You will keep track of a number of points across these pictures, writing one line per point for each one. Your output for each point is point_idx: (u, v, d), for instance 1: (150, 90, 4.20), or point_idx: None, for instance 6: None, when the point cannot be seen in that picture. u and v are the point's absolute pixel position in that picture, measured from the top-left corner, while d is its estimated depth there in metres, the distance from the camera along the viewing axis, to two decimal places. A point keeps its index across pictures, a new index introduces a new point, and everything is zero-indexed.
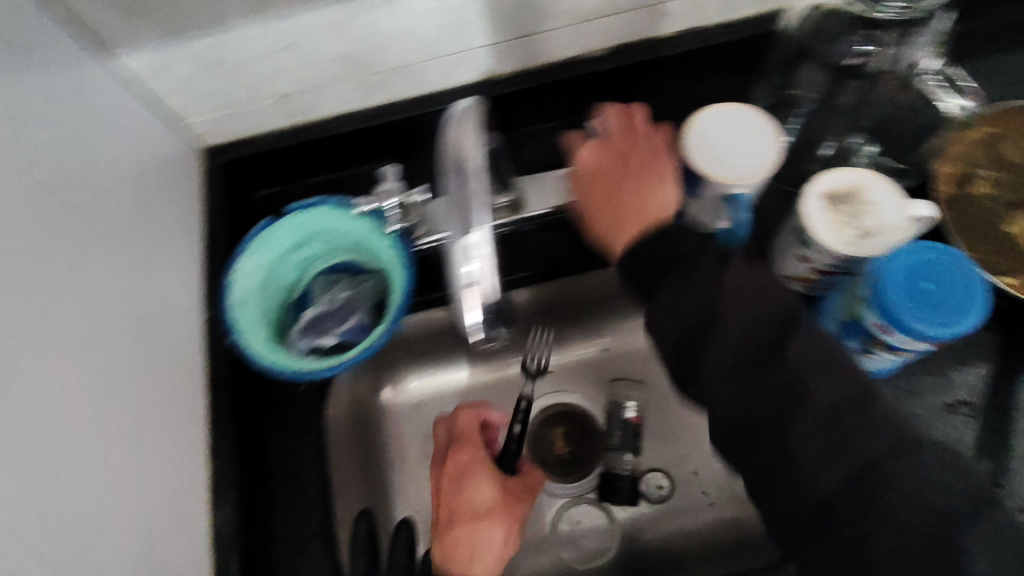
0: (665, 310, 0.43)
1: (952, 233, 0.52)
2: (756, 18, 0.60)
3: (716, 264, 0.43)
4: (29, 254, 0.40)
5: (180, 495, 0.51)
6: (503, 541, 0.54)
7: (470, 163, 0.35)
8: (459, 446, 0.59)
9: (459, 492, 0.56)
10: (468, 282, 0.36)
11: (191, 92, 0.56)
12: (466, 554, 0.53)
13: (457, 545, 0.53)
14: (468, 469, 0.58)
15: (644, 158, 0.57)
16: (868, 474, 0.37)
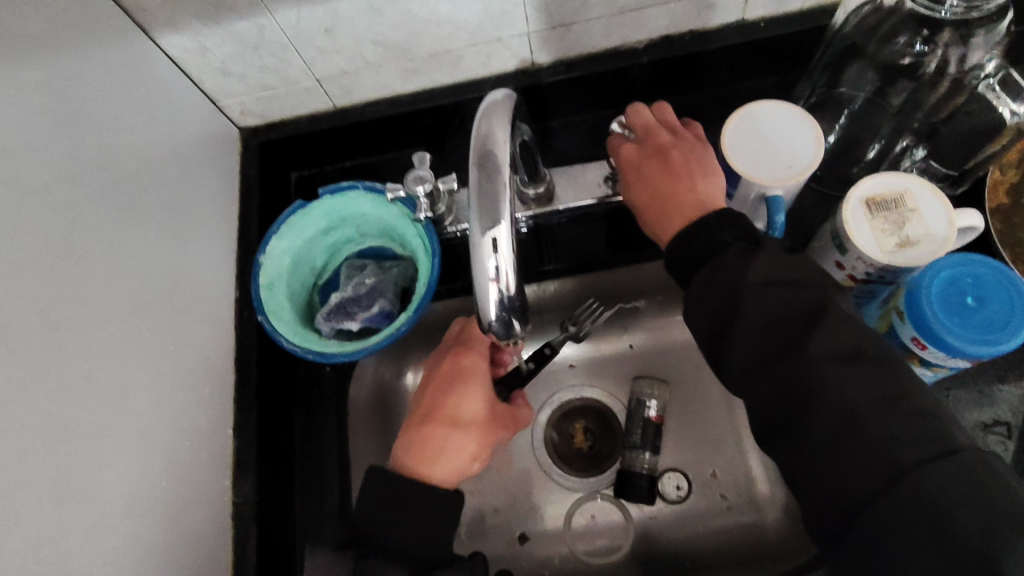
0: (694, 297, 0.43)
1: (998, 244, 0.49)
2: (801, 14, 0.58)
3: (741, 250, 0.41)
4: (62, 224, 0.42)
5: (204, 466, 0.52)
6: (472, 454, 0.52)
7: (494, 150, 0.33)
8: (464, 348, 0.56)
9: (447, 393, 0.53)
10: (491, 276, 0.32)
11: (232, 72, 0.57)
12: (432, 453, 0.51)
13: (428, 441, 0.51)
14: (464, 374, 0.55)
15: (688, 150, 0.51)
16: (887, 473, 0.33)
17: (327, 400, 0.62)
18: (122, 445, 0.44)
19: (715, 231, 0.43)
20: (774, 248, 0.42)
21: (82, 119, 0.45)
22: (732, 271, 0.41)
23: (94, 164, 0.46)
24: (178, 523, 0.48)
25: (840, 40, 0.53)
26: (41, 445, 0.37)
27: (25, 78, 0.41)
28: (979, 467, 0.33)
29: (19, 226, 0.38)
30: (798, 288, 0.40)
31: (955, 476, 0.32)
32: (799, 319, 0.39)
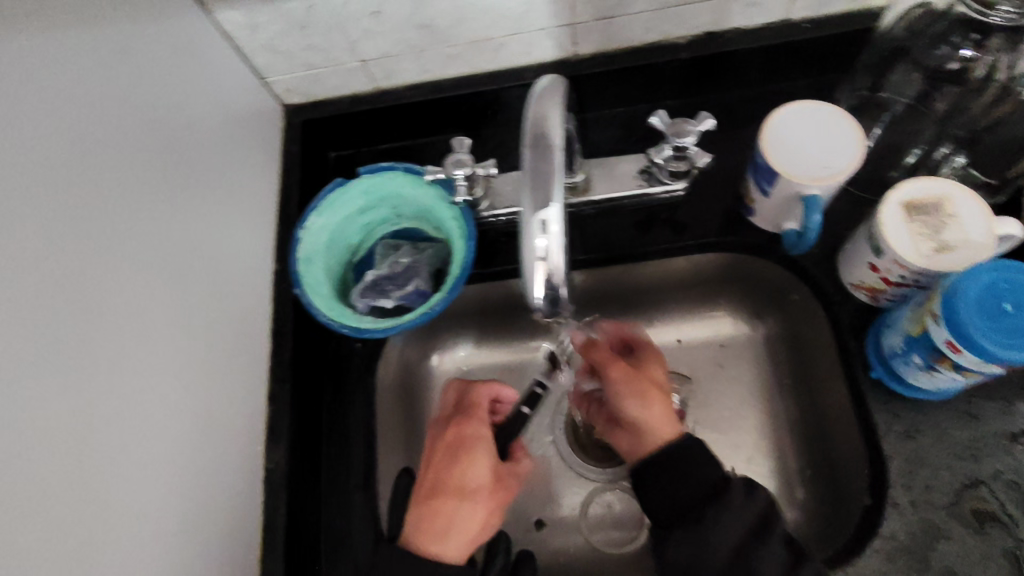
0: None
1: None
2: (846, 17, 0.58)
3: None
4: (113, 188, 0.43)
5: (235, 430, 0.53)
6: (482, 523, 0.51)
7: (548, 134, 0.34)
8: (464, 417, 0.56)
9: (452, 462, 0.53)
10: (540, 255, 0.33)
11: (279, 49, 0.58)
12: (440, 527, 0.50)
13: (438, 514, 0.50)
14: (468, 441, 0.55)
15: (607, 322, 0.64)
16: None
17: (356, 376, 0.62)
18: (161, 403, 0.45)
19: None
20: None
21: (137, 87, 0.47)
22: None
23: (146, 131, 0.47)
24: (212, 483, 0.49)
25: (887, 43, 0.55)
26: (87, 398, 0.39)
27: (85, 46, 0.42)
28: None
29: (73, 186, 0.40)
30: None
31: None
32: None
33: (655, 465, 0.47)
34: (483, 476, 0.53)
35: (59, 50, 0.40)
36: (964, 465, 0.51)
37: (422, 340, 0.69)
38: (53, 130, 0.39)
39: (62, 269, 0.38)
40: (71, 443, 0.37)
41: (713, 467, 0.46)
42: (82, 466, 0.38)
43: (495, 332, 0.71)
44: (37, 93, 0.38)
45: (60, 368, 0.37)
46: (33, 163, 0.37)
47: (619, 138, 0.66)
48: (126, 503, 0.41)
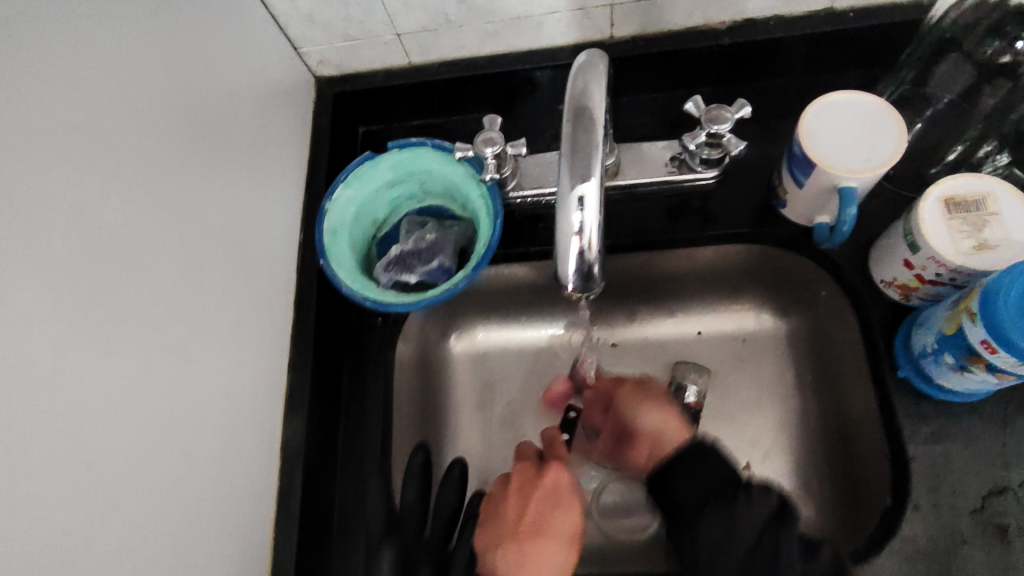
0: None
1: None
2: (894, 7, 0.56)
3: None
4: (146, 147, 0.43)
5: (259, 397, 0.54)
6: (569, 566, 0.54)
7: (589, 108, 0.34)
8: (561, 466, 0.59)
9: (551, 509, 0.57)
10: (575, 230, 0.33)
11: (315, 19, 0.58)
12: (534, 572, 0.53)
13: (535, 556, 0.54)
14: (561, 490, 0.58)
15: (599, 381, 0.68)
16: None
17: (375, 349, 0.62)
18: (184, 364, 0.46)
19: None
20: None
21: (175, 50, 0.47)
22: None
23: (181, 93, 0.47)
24: (231, 446, 0.50)
25: (937, 34, 0.53)
26: (110, 353, 0.39)
27: (122, 3, 0.42)
28: None
29: (106, 143, 0.40)
30: None
31: None
32: None
33: (677, 462, 0.54)
34: (576, 524, 0.57)
35: (97, 7, 0.40)
36: (990, 469, 0.50)
37: (444, 318, 0.69)
38: (90, 88, 0.39)
39: (91, 224, 0.38)
40: (93, 396, 0.38)
41: (727, 465, 0.52)
42: (103, 419, 0.38)
43: (516, 315, 0.71)
44: (75, 51, 0.38)
45: (85, 324, 0.38)
46: (69, 119, 0.37)
47: (651, 125, 0.65)
48: (144, 459, 0.41)
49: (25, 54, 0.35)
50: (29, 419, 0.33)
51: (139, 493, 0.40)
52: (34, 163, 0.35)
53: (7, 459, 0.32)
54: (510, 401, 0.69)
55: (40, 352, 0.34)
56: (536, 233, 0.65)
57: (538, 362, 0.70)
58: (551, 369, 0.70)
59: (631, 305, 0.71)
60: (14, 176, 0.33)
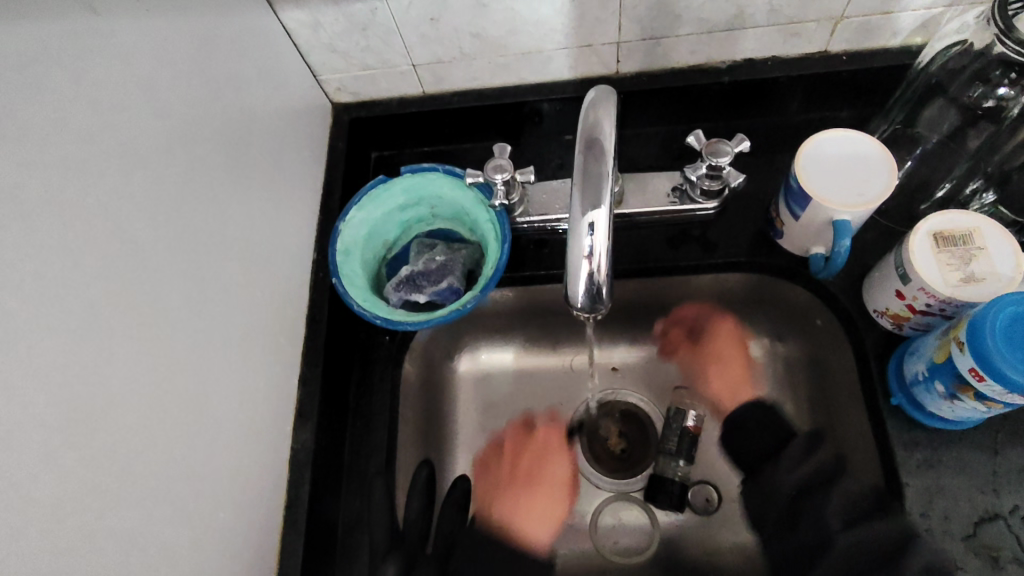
0: None
1: None
2: (886, 52, 0.59)
3: None
4: (170, 165, 0.45)
5: (270, 411, 0.55)
6: None
7: (600, 140, 0.36)
8: None
9: None
10: (586, 254, 0.35)
11: (335, 50, 0.61)
12: None
13: None
14: None
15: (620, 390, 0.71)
16: None
17: (383, 366, 0.64)
18: (198, 373, 0.47)
19: None
20: None
21: (201, 73, 0.49)
22: None
23: (205, 115, 0.49)
24: (240, 457, 0.51)
25: (924, 78, 0.55)
26: (130, 359, 0.41)
27: (158, 32, 0.45)
28: None
29: (134, 159, 0.42)
30: None
31: None
32: None
33: None
34: None
35: (132, 31, 0.42)
36: (978, 495, 0.51)
37: (450, 339, 0.71)
38: (123, 110, 0.41)
39: (116, 237, 0.40)
40: (112, 400, 0.39)
41: None
42: (120, 423, 0.39)
43: (520, 337, 0.72)
44: (113, 76, 0.40)
45: (110, 333, 0.39)
46: (103, 137, 0.39)
47: (654, 156, 0.68)
48: (156, 463, 0.42)
49: (69, 78, 0.37)
50: (54, 420, 0.35)
51: (150, 497, 0.41)
52: (69, 176, 0.37)
53: (28, 457, 0.33)
54: (513, 421, 0.70)
55: (65, 356, 0.36)
56: (541, 257, 0.67)
57: (541, 384, 0.72)
58: (553, 390, 0.71)
59: (632, 330, 0.73)
60: (49, 188, 0.35)
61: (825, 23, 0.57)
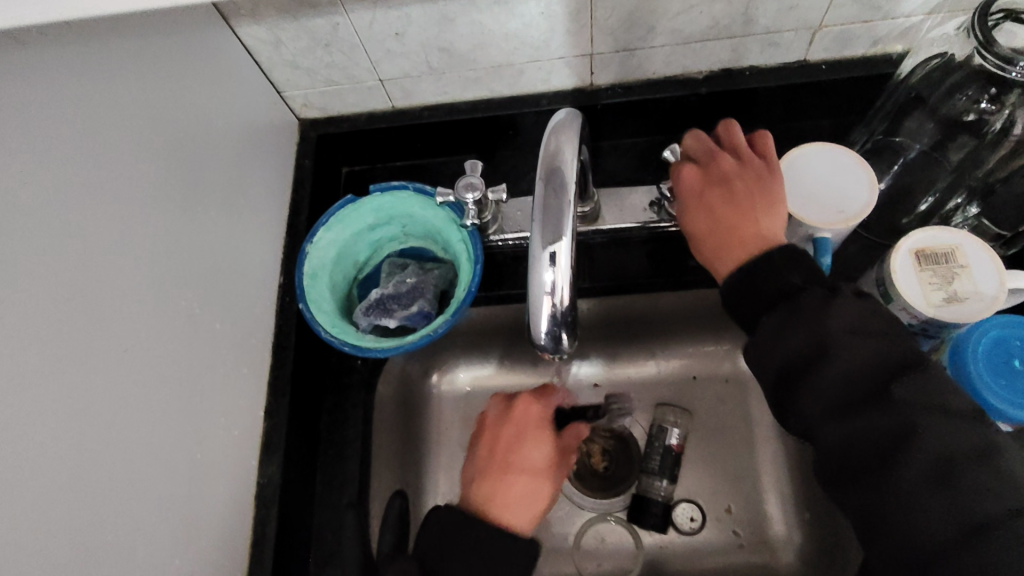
0: (766, 337, 0.41)
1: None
2: (865, 61, 0.58)
3: (821, 298, 0.40)
4: (124, 196, 0.43)
5: (235, 444, 0.53)
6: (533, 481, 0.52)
7: (561, 169, 0.34)
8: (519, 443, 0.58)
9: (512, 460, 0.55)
10: (547, 290, 0.33)
11: (299, 66, 0.58)
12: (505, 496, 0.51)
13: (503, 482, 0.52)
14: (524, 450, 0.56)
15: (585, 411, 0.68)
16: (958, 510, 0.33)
17: (355, 391, 0.62)
18: (159, 412, 0.45)
19: (786, 276, 0.42)
20: (848, 293, 0.40)
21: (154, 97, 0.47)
22: (817, 319, 0.39)
23: (160, 140, 0.47)
24: (204, 496, 0.49)
25: (904, 90, 0.54)
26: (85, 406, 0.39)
27: (105, 55, 0.42)
28: None
29: (84, 194, 0.40)
30: (886, 339, 0.38)
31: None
32: (877, 362, 0.38)
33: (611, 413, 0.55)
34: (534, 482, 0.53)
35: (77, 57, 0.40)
36: None
37: (425, 359, 0.69)
38: (68, 142, 0.39)
39: (67, 275, 0.38)
40: (67, 450, 0.37)
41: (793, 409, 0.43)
42: (74, 474, 0.37)
43: (498, 355, 0.71)
44: (55, 107, 0.38)
45: (58, 380, 0.37)
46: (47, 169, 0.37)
47: (631, 169, 0.66)
48: (115, 511, 0.40)
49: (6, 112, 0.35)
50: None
51: (109, 548, 0.39)
52: (11, 215, 0.34)
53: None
54: None
55: (11, 408, 0.34)
56: (518, 275, 0.66)
57: None
58: None
59: (612, 345, 0.71)
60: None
61: (803, 32, 0.55)
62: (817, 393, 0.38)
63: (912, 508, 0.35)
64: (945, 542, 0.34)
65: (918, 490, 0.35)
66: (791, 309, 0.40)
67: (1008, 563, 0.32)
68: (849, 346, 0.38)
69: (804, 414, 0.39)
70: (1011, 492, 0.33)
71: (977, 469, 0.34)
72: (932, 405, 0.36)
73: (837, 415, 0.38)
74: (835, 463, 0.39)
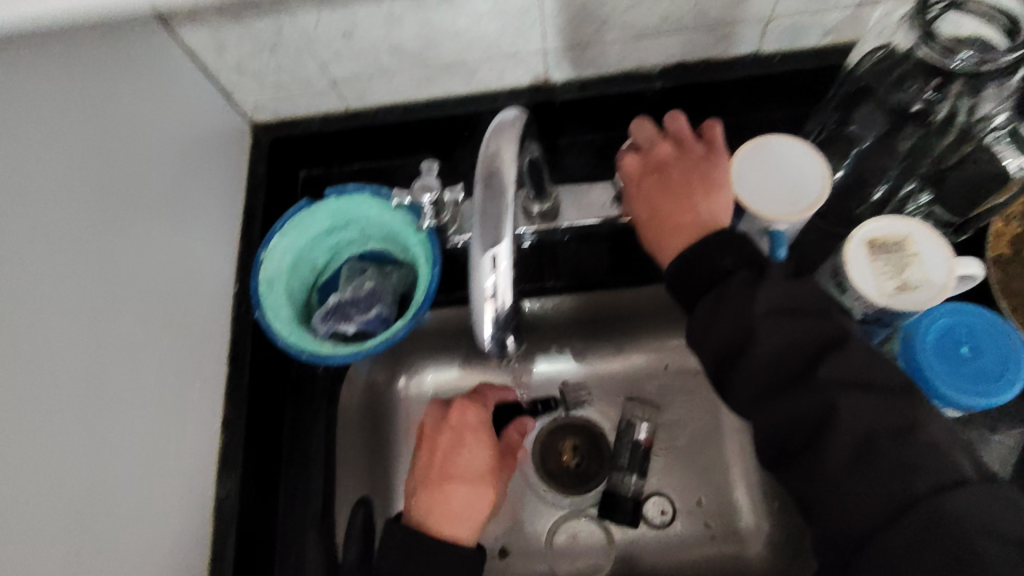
0: (699, 325, 0.43)
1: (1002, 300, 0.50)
2: (817, 52, 0.58)
3: (749, 281, 0.42)
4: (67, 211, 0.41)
5: (193, 460, 0.52)
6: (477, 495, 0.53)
7: (500, 170, 0.34)
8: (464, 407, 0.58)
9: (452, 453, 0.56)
10: (488, 294, 0.33)
11: (247, 70, 0.57)
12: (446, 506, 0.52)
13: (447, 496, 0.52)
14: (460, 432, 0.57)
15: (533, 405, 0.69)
16: (901, 511, 0.35)
17: (317, 399, 0.61)
18: (110, 430, 0.44)
19: (718, 261, 0.43)
20: (778, 274, 0.42)
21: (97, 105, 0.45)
22: (742, 303, 0.41)
23: (102, 152, 0.45)
24: (160, 517, 0.47)
25: (852, 81, 0.54)
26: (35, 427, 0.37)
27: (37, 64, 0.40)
28: (986, 505, 0.34)
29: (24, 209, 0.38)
30: (805, 317, 0.41)
31: (977, 505, 0.34)
32: (803, 344, 0.40)
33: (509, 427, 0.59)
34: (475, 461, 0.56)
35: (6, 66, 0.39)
36: None
37: (389, 364, 0.68)
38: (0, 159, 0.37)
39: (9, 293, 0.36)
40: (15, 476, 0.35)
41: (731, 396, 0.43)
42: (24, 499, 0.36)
43: (464, 356, 0.70)
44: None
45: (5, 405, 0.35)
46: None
47: (590, 165, 0.66)
48: (67, 535, 0.39)
49: None
50: None
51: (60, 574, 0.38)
52: None
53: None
54: None
55: None
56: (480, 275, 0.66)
57: None
58: None
59: (578, 343, 0.71)
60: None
61: (754, 24, 0.55)
62: (749, 378, 0.40)
63: (840, 484, 0.37)
64: (871, 517, 0.36)
65: (848, 468, 0.37)
66: (719, 296, 0.42)
67: (928, 531, 0.34)
68: (772, 329, 0.40)
69: (737, 398, 0.42)
70: (928, 462, 0.36)
71: (895, 443, 0.36)
72: (848, 381, 0.38)
73: (766, 400, 0.40)
74: (769, 446, 0.41)
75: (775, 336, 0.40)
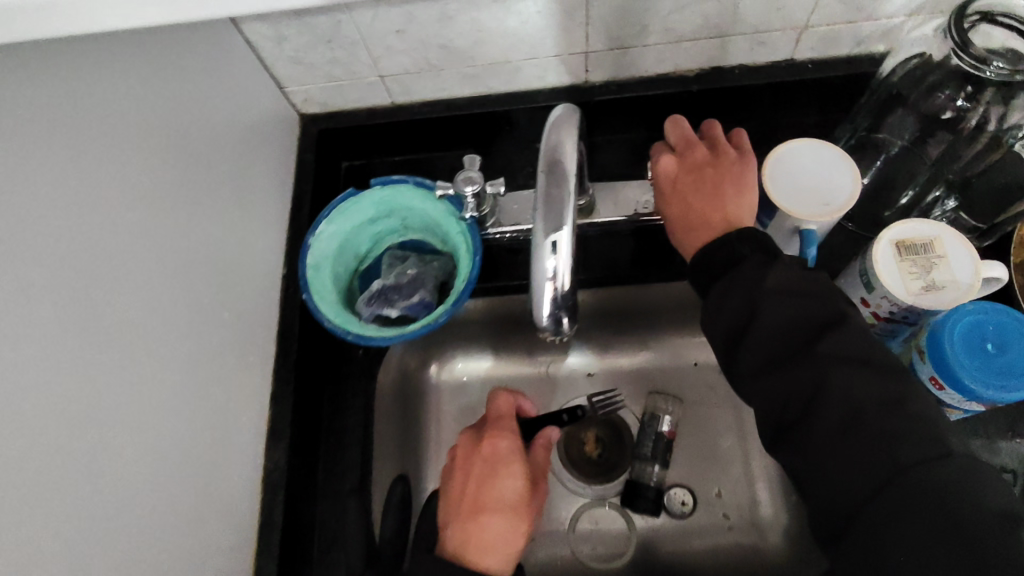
0: (711, 305, 0.45)
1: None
2: (850, 60, 0.60)
3: (760, 264, 0.44)
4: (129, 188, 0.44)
5: (240, 432, 0.54)
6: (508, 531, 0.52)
7: (562, 161, 0.36)
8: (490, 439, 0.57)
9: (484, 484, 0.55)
10: (548, 275, 0.35)
11: (302, 62, 0.60)
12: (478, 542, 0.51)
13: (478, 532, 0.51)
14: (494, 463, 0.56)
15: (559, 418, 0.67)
16: (891, 480, 0.37)
17: (355, 379, 0.64)
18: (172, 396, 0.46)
19: (737, 247, 0.46)
20: (790, 262, 0.44)
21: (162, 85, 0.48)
22: (751, 283, 0.43)
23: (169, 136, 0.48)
24: (210, 484, 0.50)
25: (885, 88, 0.56)
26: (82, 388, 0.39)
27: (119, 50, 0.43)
28: (970, 477, 0.36)
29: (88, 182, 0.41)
30: (815, 299, 0.42)
31: (958, 477, 0.36)
32: (807, 321, 0.42)
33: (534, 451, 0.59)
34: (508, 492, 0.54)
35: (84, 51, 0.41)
36: None
37: (423, 350, 0.71)
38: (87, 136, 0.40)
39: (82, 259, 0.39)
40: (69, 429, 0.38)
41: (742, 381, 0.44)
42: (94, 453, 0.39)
43: (495, 345, 0.72)
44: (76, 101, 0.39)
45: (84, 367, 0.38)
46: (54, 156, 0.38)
47: (624, 163, 0.68)
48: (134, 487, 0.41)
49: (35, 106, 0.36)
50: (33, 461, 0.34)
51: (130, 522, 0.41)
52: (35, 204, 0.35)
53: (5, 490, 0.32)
54: None
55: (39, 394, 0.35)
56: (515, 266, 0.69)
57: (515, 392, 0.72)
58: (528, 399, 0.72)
59: (605, 337, 0.73)
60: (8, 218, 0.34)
61: (791, 31, 0.57)
62: (753, 351, 0.42)
63: (831, 455, 0.39)
64: (858, 487, 0.38)
65: (840, 439, 0.39)
66: (731, 278, 0.45)
67: (909, 503, 0.36)
68: (776, 306, 0.42)
69: (740, 372, 0.43)
70: (917, 436, 0.37)
71: (884, 415, 0.38)
72: (850, 357, 0.40)
73: (767, 374, 0.42)
74: (769, 422, 0.42)
75: (780, 313, 0.42)
